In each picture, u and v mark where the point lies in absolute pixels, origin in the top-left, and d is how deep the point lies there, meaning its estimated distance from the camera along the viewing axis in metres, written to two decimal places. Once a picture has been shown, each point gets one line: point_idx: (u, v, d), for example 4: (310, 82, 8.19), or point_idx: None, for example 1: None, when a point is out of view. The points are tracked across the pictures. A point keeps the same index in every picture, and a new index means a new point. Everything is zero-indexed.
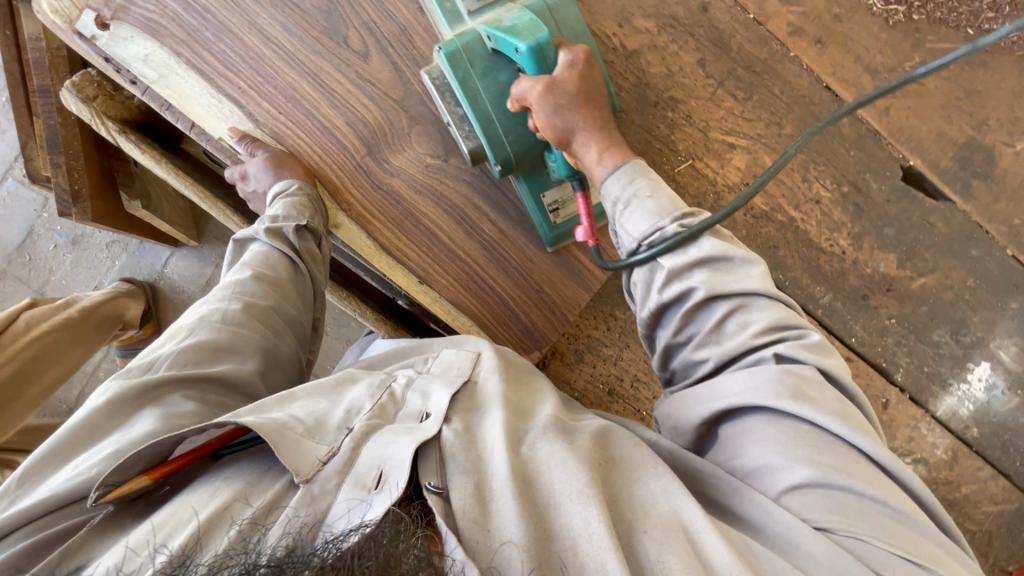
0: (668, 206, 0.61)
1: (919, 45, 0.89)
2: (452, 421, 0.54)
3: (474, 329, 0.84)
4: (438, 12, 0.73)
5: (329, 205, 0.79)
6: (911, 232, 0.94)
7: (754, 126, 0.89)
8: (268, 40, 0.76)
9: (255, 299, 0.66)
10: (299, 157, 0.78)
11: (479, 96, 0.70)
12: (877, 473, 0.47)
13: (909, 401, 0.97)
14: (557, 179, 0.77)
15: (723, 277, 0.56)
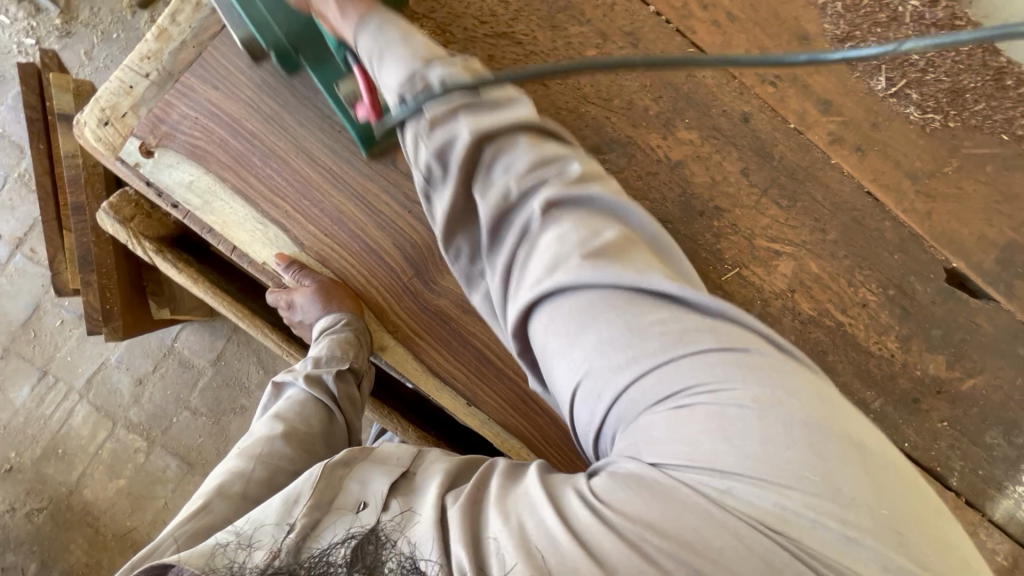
0: (420, 52, 0.60)
1: (956, 150, 0.90)
2: (390, 503, 0.50)
3: (525, 452, 0.80)
4: None
5: (376, 329, 0.77)
6: (958, 332, 0.93)
7: (799, 233, 0.88)
8: (314, 163, 0.75)
9: (281, 463, 0.60)
10: (350, 284, 0.76)
11: None
12: (657, 309, 0.49)
13: (966, 506, 0.94)
14: (346, 62, 0.68)
15: (481, 115, 0.57)
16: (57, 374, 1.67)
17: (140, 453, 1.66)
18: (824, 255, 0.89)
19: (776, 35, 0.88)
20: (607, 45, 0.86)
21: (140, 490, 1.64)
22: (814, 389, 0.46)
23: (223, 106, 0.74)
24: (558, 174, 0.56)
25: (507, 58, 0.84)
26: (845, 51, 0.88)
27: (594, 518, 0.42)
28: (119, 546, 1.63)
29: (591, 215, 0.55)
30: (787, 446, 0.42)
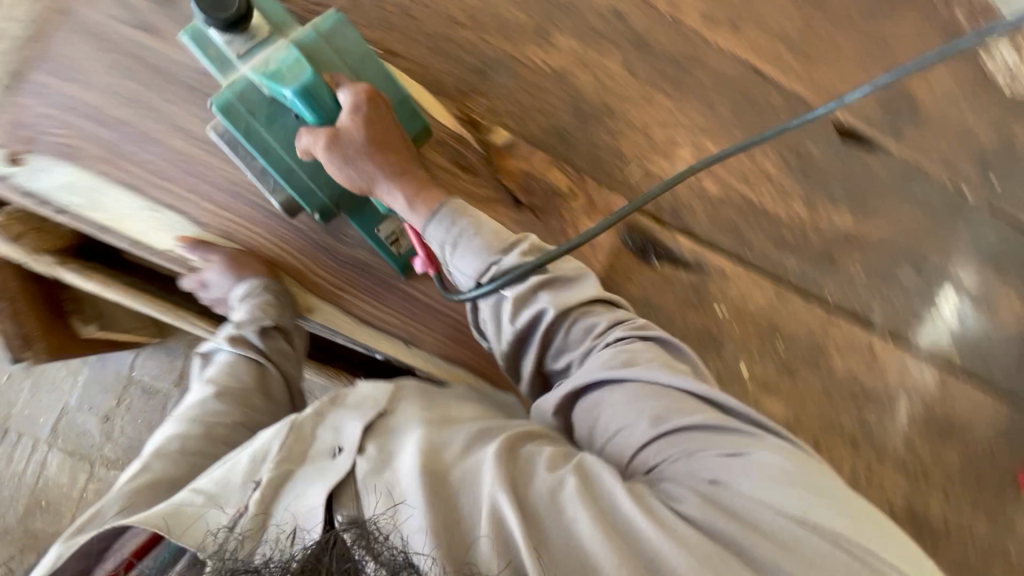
0: (493, 241, 0.70)
1: (821, 8, 0.95)
2: (365, 449, 0.59)
3: (472, 381, 0.83)
4: (206, 61, 0.70)
5: (297, 291, 0.78)
6: (856, 182, 0.98)
7: (691, 117, 0.92)
8: (192, 138, 0.74)
9: (219, 421, 0.65)
10: (259, 253, 0.76)
11: (269, 146, 0.69)
12: (705, 406, 0.62)
13: (892, 342, 1.01)
14: (386, 210, 0.75)
15: (561, 296, 0.69)
16: (18, 429, 1.64)
17: None
18: (719, 135, 0.92)
19: None
20: None
21: None
22: (825, 471, 0.57)
23: (85, 99, 0.72)
24: (628, 326, 0.68)
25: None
26: None
27: (676, 520, 0.54)
28: None
29: (655, 349, 0.67)
30: (819, 491, 0.54)
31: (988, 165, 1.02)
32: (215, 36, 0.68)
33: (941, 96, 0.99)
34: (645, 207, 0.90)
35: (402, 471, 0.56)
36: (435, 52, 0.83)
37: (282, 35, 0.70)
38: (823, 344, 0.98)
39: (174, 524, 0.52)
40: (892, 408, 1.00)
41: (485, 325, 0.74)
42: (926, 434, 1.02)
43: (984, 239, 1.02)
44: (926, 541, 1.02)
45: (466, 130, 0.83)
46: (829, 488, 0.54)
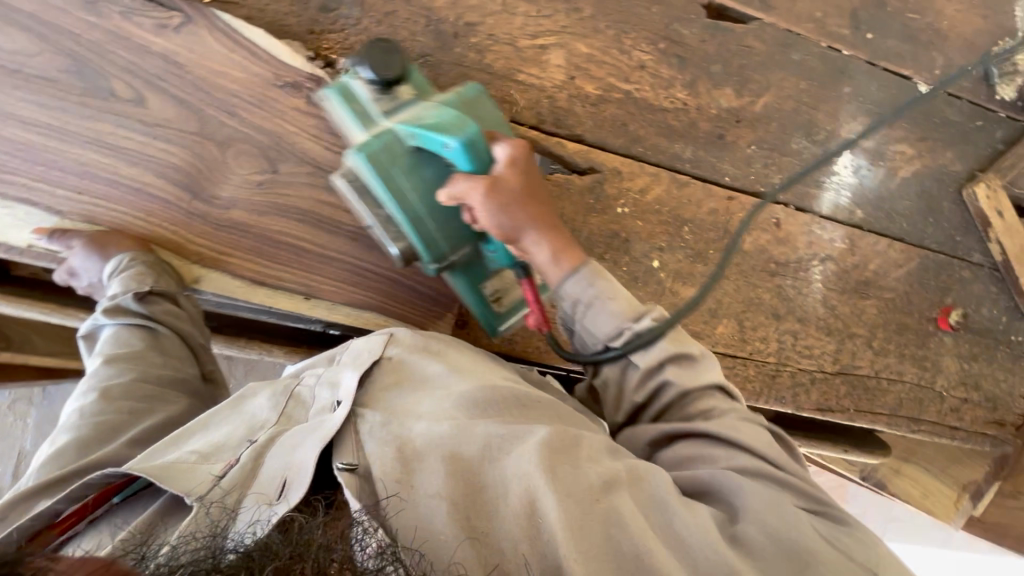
0: (627, 309, 0.72)
1: None
2: (369, 411, 0.60)
3: (383, 321, 0.84)
4: (346, 114, 0.71)
5: (177, 264, 0.76)
6: (735, 60, 0.98)
7: (556, 20, 0.90)
8: (26, 124, 0.69)
9: (115, 380, 0.71)
10: (130, 233, 0.74)
11: (402, 192, 0.69)
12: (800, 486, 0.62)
13: (797, 212, 1.04)
14: (495, 269, 0.79)
15: (687, 372, 0.72)
16: None
17: None
18: (588, 34, 0.91)
19: None
20: None
21: None
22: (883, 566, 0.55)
23: None
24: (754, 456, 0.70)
25: None
26: None
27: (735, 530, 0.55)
28: None
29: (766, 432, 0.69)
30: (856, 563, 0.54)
31: (858, 21, 1.04)
32: (363, 91, 0.70)
33: None
34: (529, 121, 0.89)
35: (417, 431, 0.58)
36: None
37: (425, 99, 0.72)
38: (729, 225, 1.00)
39: (167, 475, 0.55)
40: (807, 275, 1.04)
41: (604, 389, 0.76)
42: (842, 292, 1.07)
43: (865, 95, 1.06)
44: (858, 392, 1.08)
45: (321, 70, 0.78)
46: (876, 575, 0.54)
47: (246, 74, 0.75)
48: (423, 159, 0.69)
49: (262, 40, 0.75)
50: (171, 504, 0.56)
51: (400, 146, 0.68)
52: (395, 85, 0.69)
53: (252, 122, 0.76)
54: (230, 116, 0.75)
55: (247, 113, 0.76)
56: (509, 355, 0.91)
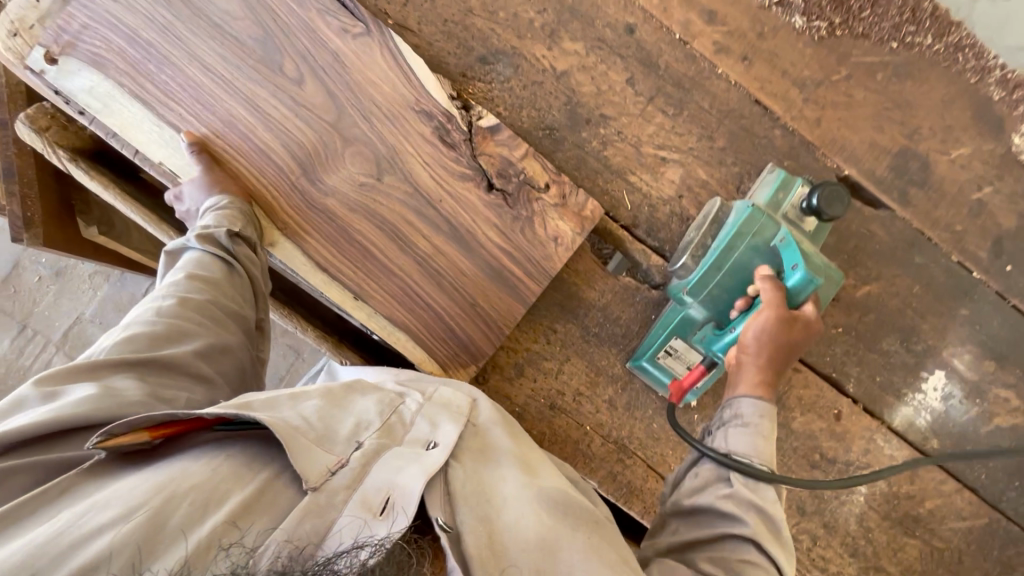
0: (765, 454, 0.69)
1: (844, 58, 0.92)
2: (457, 463, 0.66)
3: (410, 345, 0.85)
4: (768, 192, 0.86)
5: (264, 224, 0.83)
6: (852, 240, 0.94)
7: (686, 140, 0.91)
8: (207, 70, 0.81)
9: (194, 295, 0.75)
10: (238, 183, 0.82)
11: (733, 249, 0.80)
12: None
13: (864, 412, 0.96)
14: (693, 345, 0.84)
15: (768, 534, 0.61)
16: (35, 327, 1.76)
17: None
18: (711, 163, 0.92)
19: None
20: None
21: None
22: None
23: (120, 16, 0.79)
24: None
25: None
26: None
27: None
28: None
29: None
30: None
31: (1001, 249, 0.96)
32: (796, 199, 0.83)
33: (963, 167, 0.95)
34: (623, 219, 0.91)
35: (507, 518, 0.62)
36: (445, 34, 0.87)
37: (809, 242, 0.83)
38: (783, 396, 0.94)
39: (292, 445, 0.59)
40: (851, 482, 0.96)
41: (688, 478, 0.71)
42: (884, 517, 0.97)
43: (982, 326, 0.97)
44: None
45: (456, 109, 0.84)
46: None
47: (391, 91, 0.83)
48: (763, 250, 0.79)
49: (418, 69, 0.83)
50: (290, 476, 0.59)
51: (773, 237, 0.79)
52: (810, 218, 0.82)
53: (379, 131, 0.83)
54: (363, 120, 0.82)
55: (379, 122, 0.83)
56: None
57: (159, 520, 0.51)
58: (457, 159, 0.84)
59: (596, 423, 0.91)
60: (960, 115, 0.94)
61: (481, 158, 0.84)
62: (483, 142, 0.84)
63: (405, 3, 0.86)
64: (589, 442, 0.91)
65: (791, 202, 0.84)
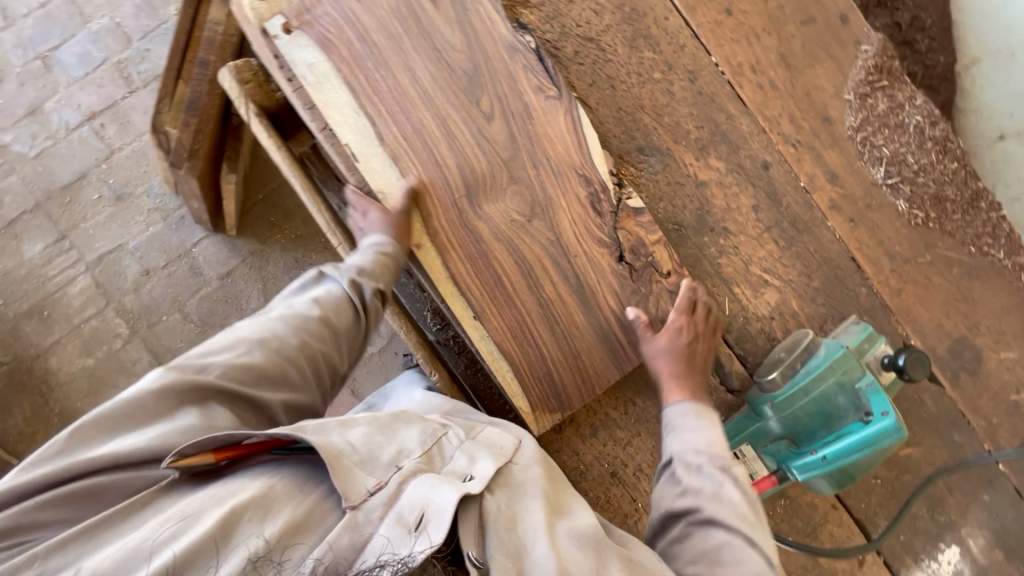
0: None
1: (931, 247, 1.06)
2: (494, 494, 0.73)
3: (510, 377, 0.90)
4: (856, 337, 0.95)
5: (417, 228, 0.90)
6: (904, 402, 1.04)
7: (788, 272, 1.02)
8: (415, 82, 0.90)
9: (315, 341, 0.80)
10: (409, 187, 0.89)
11: (823, 381, 0.87)
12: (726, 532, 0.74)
13: (882, 565, 1.01)
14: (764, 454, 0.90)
15: None
16: (74, 241, 1.73)
17: (119, 339, 1.73)
18: (803, 297, 1.02)
19: (805, 110, 1.05)
20: (670, 74, 1.01)
21: (105, 374, 1.71)
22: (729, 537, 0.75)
23: (359, 15, 0.89)
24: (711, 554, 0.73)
25: (588, 57, 0.99)
26: (858, 139, 1.05)
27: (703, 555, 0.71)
28: (62, 424, 1.69)
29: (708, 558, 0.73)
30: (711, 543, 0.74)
31: None
32: (878, 353, 0.94)
33: (1007, 369, 1.07)
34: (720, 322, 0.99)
35: (536, 555, 0.68)
36: (617, 119, 0.99)
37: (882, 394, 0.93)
38: (818, 528, 0.99)
39: (335, 467, 0.66)
40: None
41: None
42: None
43: (998, 515, 1.05)
44: None
45: (612, 184, 0.94)
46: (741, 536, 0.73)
47: (564, 151, 0.92)
48: (848, 389, 0.87)
49: (591, 140, 0.93)
50: (330, 491, 0.66)
51: (860, 379, 0.87)
52: (889, 373, 0.93)
53: (542, 180, 0.92)
54: (533, 167, 0.91)
55: (544, 172, 0.92)
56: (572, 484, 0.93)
57: (219, 534, 0.59)
58: (600, 225, 0.93)
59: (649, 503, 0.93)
60: (1014, 323, 1.07)
61: (621, 231, 0.93)
62: (626, 218, 0.94)
63: (591, 84, 0.99)
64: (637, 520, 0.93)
65: (873, 354, 0.94)
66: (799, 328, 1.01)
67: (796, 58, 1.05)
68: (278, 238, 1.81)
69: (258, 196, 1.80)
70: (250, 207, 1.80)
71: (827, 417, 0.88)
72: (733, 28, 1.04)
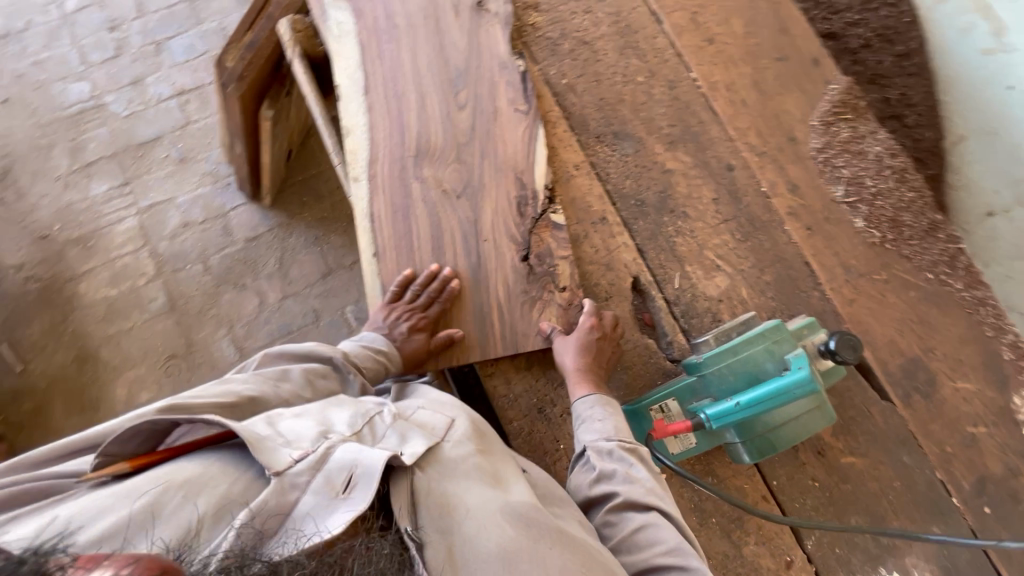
0: None
1: (886, 266, 1.10)
2: (422, 470, 0.72)
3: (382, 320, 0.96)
4: (798, 324, 0.98)
5: (358, 169, 1.01)
6: (850, 410, 1.02)
7: (742, 263, 1.08)
8: (429, 44, 1.08)
9: None
10: (370, 133, 1.03)
11: (754, 346, 0.90)
12: (654, 514, 0.74)
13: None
14: (688, 408, 0.92)
15: None
16: (133, 188, 1.98)
17: (143, 278, 1.90)
18: (754, 288, 1.07)
19: (773, 128, 1.17)
20: (651, 80, 1.16)
21: (121, 305, 1.87)
22: (658, 522, 0.74)
23: None
24: (649, 543, 0.72)
25: (581, 56, 1.16)
26: (820, 159, 1.15)
27: (636, 551, 0.72)
28: (71, 342, 1.83)
29: (648, 550, 0.71)
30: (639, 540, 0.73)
31: (984, 488, 1.01)
32: (817, 340, 0.95)
33: (963, 399, 1.05)
34: (667, 293, 1.05)
35: (468, 532, 0.67)
36: (597, 107, 1.14)
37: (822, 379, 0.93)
38: (744, 517, 0.96)
39: (258, 448, 0.64)
40: None
41: None
42: None
43: (950, 553, 0.97)
44: None
45: (543, 196, 1.03)
46: (661, 522, 0.74)
47: (511, 153, 1.04)
48: (776, 357, 0.89)
49: (538, 157, 1.04)
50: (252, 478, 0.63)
51: (789, 349, 0.89)
52: (825, 360, 0.93)
53: (518, 136, 1.05)
54: (513, 125, 1.06)
55: (522, 130, 1.06)
56: (499, 411, 0.96)
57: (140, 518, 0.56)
58: None
59: (571, 446, 0.95)
60: (971, 355, 1.07)
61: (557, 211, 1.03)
62: (543, 227, 1.01)
63: (580, 76, 1.15)
64: (557, 460, 0.94)
65: (812, 340, 0.95)
66: (745, 313, 1.04)
67: (769, 85, 1.19)
68: (305, 216, 2.00)
69: (297, 178, 2.03)
70: (288, 186, 2.02)
71: (754, 382, 0.90)
72: (713, 53, 1.20)
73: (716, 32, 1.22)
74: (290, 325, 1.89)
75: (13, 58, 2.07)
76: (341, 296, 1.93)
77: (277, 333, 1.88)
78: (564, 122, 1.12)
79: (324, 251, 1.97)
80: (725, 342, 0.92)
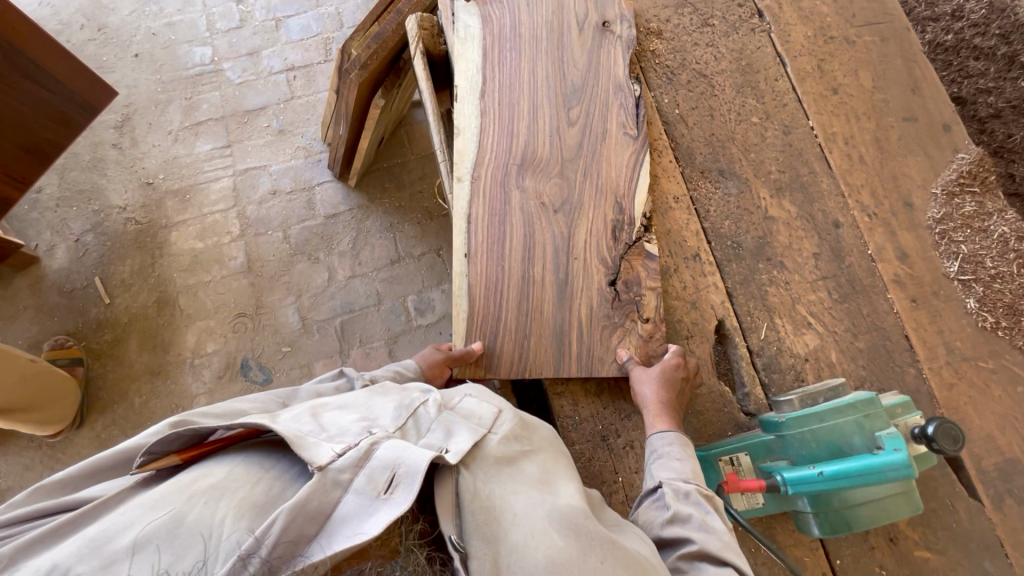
0: None
1: (994, 354, 1.03)
2: (468, 468, 0.70)
3: (462, 317, 0.97)
4: (891, 400, 0.92)
5: (463, 170, 1.03)
6: (932, 501, 0.95)
7: (836, 325, 1.02)
8: (549, 57, 1.09)
9: None
10: (480, 136, 1.04)
11: (844, 416, 0.85)
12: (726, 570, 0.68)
13: None
14: (762, 467, 0.88)
15: None
16: (233, 151, 2.10)
17: (228, 236, 2.01)
18: (845, 353, 1.01)
19: (889, 189, 1.11)
20: (766, 123, 1.13)
21: (204, 259, 1.98)
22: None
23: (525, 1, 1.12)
24: None
25: (697, 88, 1.15)
26: (936, 230, 1.09)
27: None
28: (154, 285, 1.96)
29: None
30: None
31: None
32: (909, 421, 0.89)
33: None
34: (752, 342, 1.01)
35: (515, 540, 0.64)
36: (705, 142, 1.11)
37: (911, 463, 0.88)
38: None
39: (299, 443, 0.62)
40: None
41: None
42: None
43: None
44: None
45: (639, 223, 1.01)
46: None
47: (613, 176, 1.03)
48: (865, 432, 0.85)
49: (640, 183, 1.03)
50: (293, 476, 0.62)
51: (881, 427, 0.84)
52: (919, 444, 0.87)
53: (623, 160, 1.05)
54: (619, 149, 1.05)
55: (628, 155, 1.05)
56: (561, 431, 0.95)
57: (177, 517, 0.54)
58: None
59: (630, 481, 0.92)
60: None
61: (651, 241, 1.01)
62: (635, 255, 1.00)
63: (694, 108, 1.14)
64: (613, 492, 0.92)
65: (905, 421, 0.89)
66: (831, 377, 0.99)
67: (891, 145, 1.14)
68: (384, 202, 2.06)
69: (383, 164, 2.10)
70: (374, 171, 2.09)
71: (837, 454, 0.85)
72: (836, 103, 1.16)
73: (841, 82, 1.17)
74: (352, 304, 1.95)
75: (149, 16, 2.24)
76: (405, 285, 1.98)
77: (339, 309, 1.94)
78: (670, 152, 1.11)
79: (397, 237, 2.02)
80: (812, 406, 0.88)
